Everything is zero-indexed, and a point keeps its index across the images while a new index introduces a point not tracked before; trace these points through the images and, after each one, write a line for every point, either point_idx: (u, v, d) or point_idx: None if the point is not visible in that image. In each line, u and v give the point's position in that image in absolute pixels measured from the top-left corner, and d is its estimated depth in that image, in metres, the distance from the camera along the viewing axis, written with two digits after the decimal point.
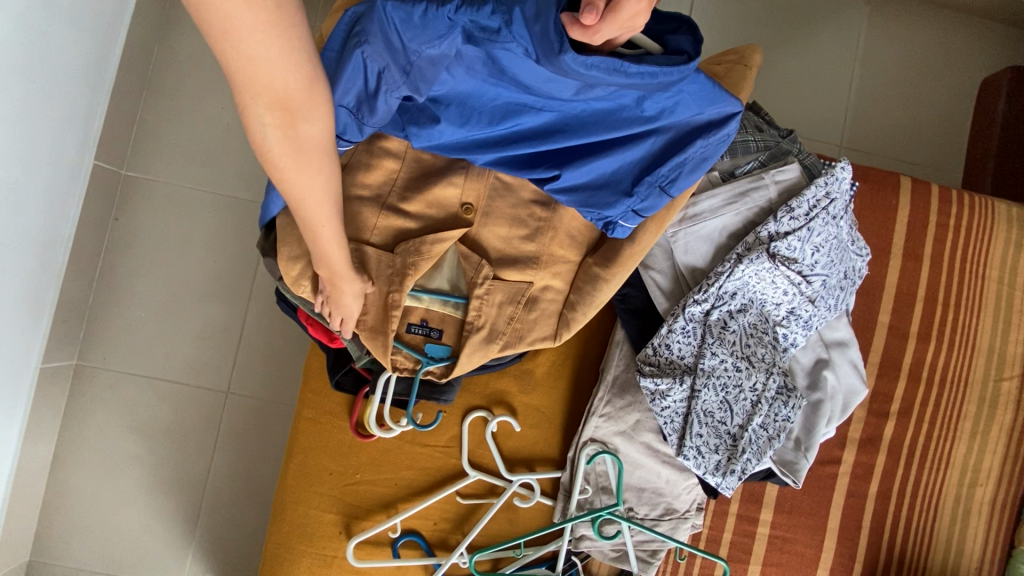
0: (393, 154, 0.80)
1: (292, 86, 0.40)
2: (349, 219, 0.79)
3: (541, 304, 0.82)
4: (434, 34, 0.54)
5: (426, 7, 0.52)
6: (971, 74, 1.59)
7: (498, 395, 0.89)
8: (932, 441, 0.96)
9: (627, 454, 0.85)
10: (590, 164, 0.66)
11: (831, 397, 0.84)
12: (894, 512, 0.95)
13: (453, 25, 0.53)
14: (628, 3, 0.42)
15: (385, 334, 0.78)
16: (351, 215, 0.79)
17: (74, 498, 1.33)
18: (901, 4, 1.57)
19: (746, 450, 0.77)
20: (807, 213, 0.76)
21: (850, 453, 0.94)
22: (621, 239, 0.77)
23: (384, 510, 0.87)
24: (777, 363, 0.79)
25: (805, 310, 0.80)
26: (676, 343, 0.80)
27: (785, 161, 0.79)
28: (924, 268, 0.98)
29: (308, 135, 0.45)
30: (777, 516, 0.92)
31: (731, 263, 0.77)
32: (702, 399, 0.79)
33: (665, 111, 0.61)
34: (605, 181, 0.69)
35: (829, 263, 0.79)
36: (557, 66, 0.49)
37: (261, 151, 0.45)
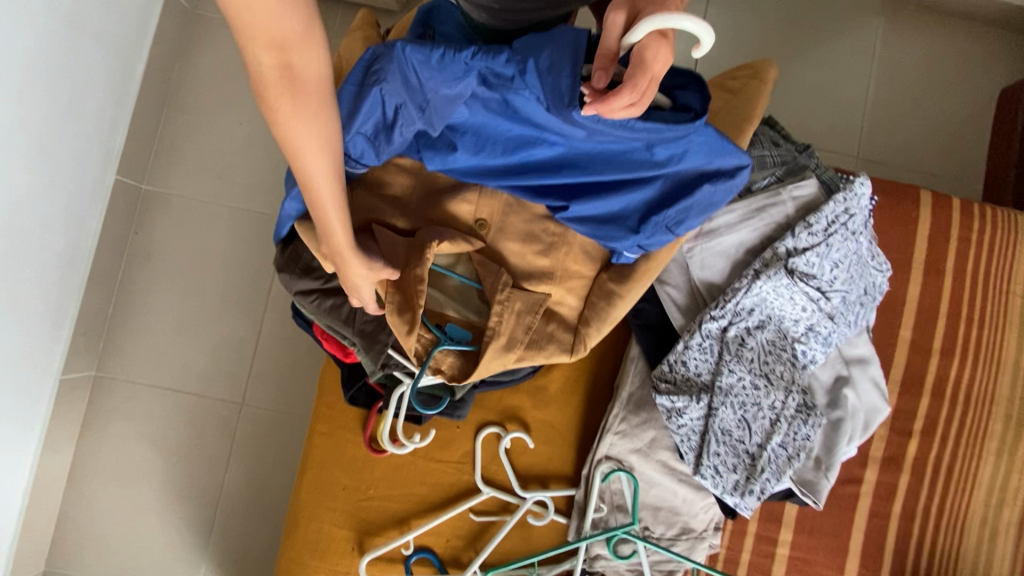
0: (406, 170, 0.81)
1: (291, 26, 0.41)
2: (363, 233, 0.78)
3: (557, 318, 0.82)
4: (450, 76, 0.56)
5: (443, 52, 0.54)
6: (991, 84, 1.57)
7: (511, 411, 0.89)
8: (958, 460, 0.94)
9: (642, 472, 0.84)
10: (597, 199, 0.67)
11: (851, 415, 0.82)
12: (919, 533, 0.92)
13: (469, 70, 0.55)
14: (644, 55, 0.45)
15: (413, 310, 0.73)
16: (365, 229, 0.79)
17: (90, 509, 1.34)
18: (917, 14, 1.56)
19: (765, 469, 0.76)
20: (826, 229, 0.75)
21: (872, 472, 0.92)
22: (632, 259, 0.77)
23: (397, 526, 0.86)
24: (796, 381, 0.77)
25: (824, 327, 0.79)
26: (692, 359, 0.79)
27: (803, 176, 0.78)
28: (946, 282, 0.96)
29: (305, 71, 0.45)
30: (797, 536, 0.90)
31: (748, 279, 0.76)
32: (720, 417, 0.78)
33: (674, 157, 0.61)
34: (611, 216, 0.69)
35: (849, 278, 0.78)
36: (567, 116, 0.53)
37: (259, 96, 0.45)
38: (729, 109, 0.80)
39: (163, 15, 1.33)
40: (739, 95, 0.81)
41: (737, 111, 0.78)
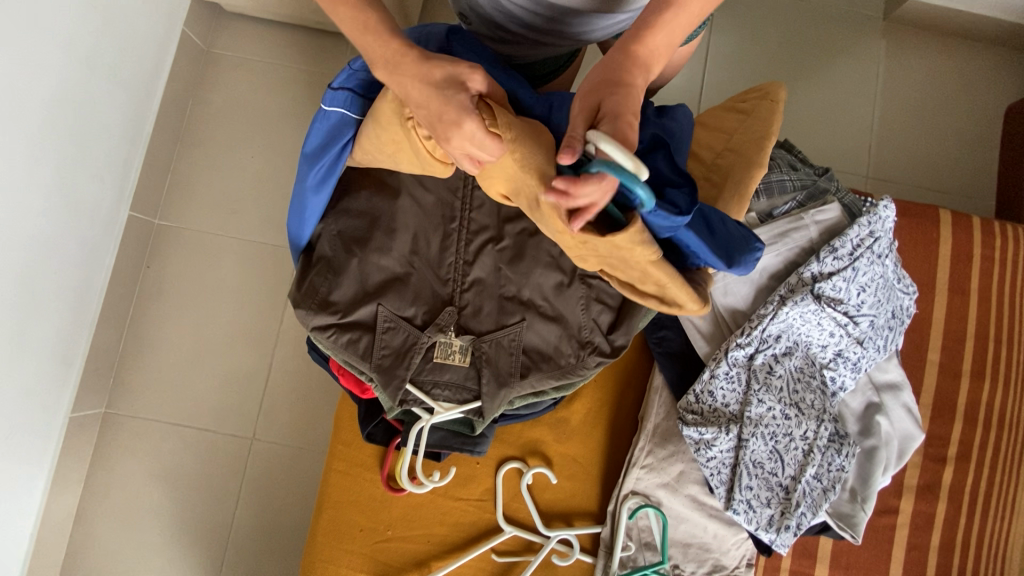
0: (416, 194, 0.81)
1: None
2: (371, 247, 0.79)
3: (560, 358, 0.81)
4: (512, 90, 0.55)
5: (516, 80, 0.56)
6: (995, 101, 1.57)
7: (532, 445, 0.86)
8: (996, 487, 0.90)
9: (671, 507, 0.81)
10: None
11: (885, 443, 0.79)
12: (960, 565, 0.88)
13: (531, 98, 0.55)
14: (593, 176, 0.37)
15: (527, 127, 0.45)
16: (373, 243, 0.79)
17: (98, 551, 1.30)
18: (917, 35, 1.58)
19: (800, 504, 0.73)
20: (851, 252, 0.73)
21: (908, 502, 0.88)
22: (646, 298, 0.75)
23: (418, 569, 0.83)
24: (827, 410, 0.75)
25: (853, 352, 0.77)
26: (719, 389, 0.77)
27: (824, 200, 0.77)
28: (972, 302, 0.94)
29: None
30: (833, 572, 0.86)
31: (774, 305, 0.74)
32: (750, 448, 0.75)
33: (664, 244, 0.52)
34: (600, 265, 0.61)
35: (876, 302, 0.76)
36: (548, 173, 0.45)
37: None
38: (744, 131, 0.80)
39: (177, 55, 1.35)
40: (752, 116, 0.82)
41: (752, 131, 0.79)
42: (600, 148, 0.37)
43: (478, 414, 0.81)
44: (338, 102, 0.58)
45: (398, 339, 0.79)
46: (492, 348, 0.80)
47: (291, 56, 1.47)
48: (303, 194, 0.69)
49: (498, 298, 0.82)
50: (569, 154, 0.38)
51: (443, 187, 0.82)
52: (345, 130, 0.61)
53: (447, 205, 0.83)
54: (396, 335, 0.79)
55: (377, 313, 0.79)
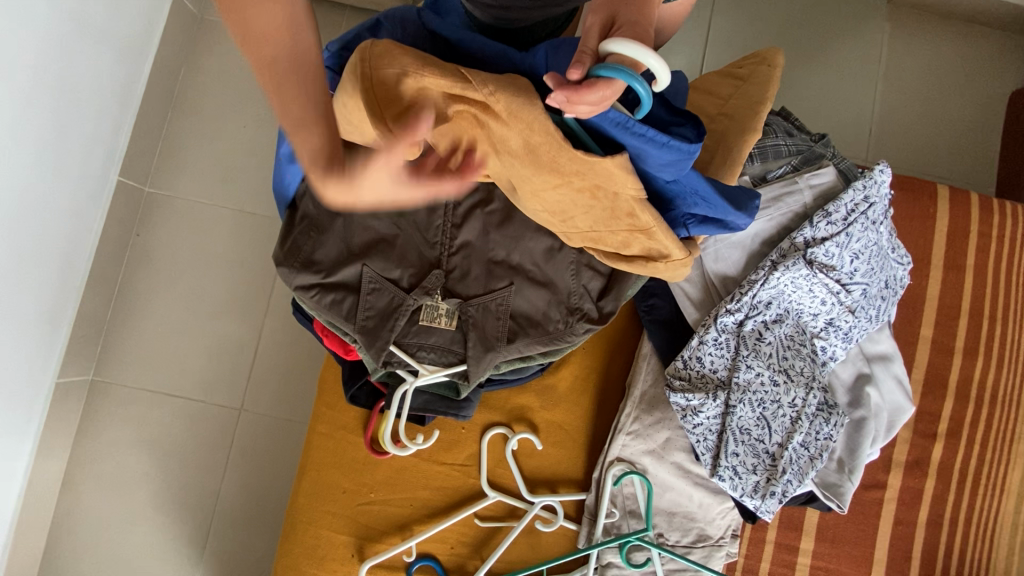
0: None
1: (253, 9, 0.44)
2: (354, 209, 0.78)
3: (549, 322, 0.80)
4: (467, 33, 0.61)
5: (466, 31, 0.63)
6: (998, 86, 1.55)
7: (518, 411, 0.85)
8: (985, 464, 0.89)
9: (656, 475, 0.80)
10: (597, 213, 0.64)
11: (875, 414, 0.78)
12: (947, 542, 0.87)
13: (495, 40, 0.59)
14: (595, 79, 0.44)
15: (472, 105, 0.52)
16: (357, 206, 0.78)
17: (83, 518, 1.30)
18: (920, 19, 1.56)
19: (786, 471, 0.72)
20: (845, 218, 0.71)
21: (896, 476, 0.88)
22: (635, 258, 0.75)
23: (400, 532, 0.82)
24: (817, 378, 0.74)
25: (844, 321, 0.76)
26: (707, 355, 0.76)
27: (820, 164, 0.76)
28: (967, 279, 0.92)
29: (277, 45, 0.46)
30: (819, 545, 0.86)
31: (765, 271, 0.73)
32: (738, 415, 0.74)
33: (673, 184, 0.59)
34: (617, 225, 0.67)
35: (869, 271, 0.75)
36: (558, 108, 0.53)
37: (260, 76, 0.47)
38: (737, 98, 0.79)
39: (170, 19, 1.33)
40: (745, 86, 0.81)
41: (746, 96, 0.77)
42: (611, 50, 0.45)
43: (463, 378, 0.79)
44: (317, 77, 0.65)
45: (382, 301, 0.78)
46: (478, 312, 0.79)
47: None
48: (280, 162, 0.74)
49: (487, 262, 0.81)
50: (578, 67, 0.46)
51: None
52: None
53: None
54: (380, 297, 0.78)
55: (361, 274, 0.78)
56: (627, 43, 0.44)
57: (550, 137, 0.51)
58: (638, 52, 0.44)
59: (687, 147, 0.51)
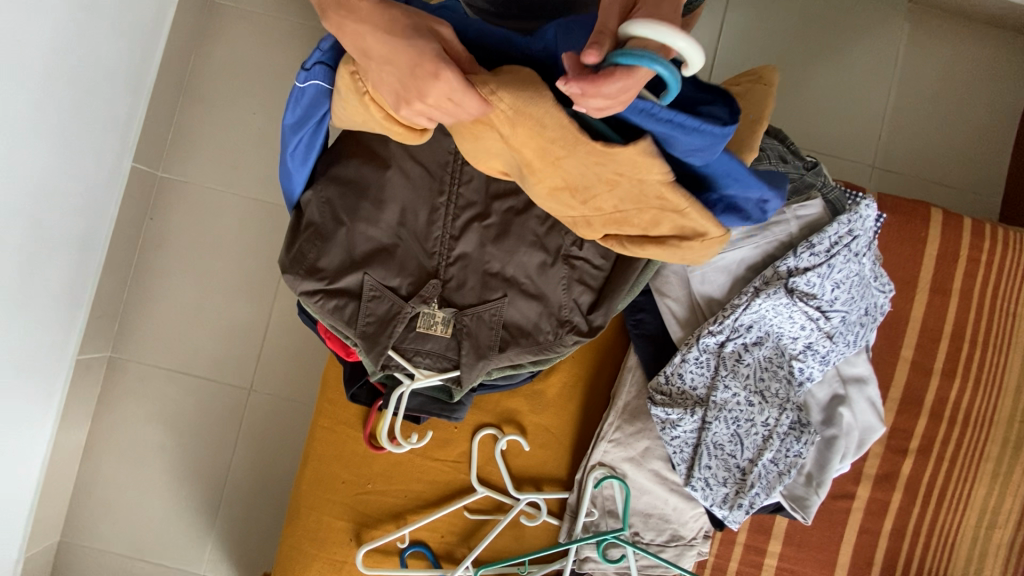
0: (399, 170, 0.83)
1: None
2: (356, 222, 0.82)
3: (540, 333, 0.84)
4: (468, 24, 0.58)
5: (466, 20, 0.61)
6: (1015, 93, 1.53)
7: (508, 414, 0.90)
8: (953, 480, 0.94)
9: (635, 479, 0.85)
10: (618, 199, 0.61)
11: (846, 434, 0.83)
12: (908, 551, 0.92)
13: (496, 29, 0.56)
14: (616, 68, 0.41)
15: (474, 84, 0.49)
16: (359, 219, 0.82)
17: (104, 484, 1.39)
18: (940, 21, 1.52)
19: (755, 485, 0.77)
20: (828, 249, 0.73)
21: (865, 488, 0.92)
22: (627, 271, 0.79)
23: (395, 520, 0.89)
24: (790, 399, 0.78)
25: (822, 346, 0.79)
26: (688, 372, 0.80)
27: (807, 195, 0.78)
28: (952, 303, 0.95)
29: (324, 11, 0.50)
30: (786, 548, 0.91)
31: (748, 296, 0.76)
32: (713, 431, 0.78)
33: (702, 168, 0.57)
34: None
35: (849, 299, 0.77)
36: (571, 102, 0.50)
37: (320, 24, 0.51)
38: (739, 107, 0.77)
39: (180, 5, 1.34)
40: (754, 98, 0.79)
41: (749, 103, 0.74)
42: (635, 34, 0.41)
43: (457, 382, 0.84)
44: (313, 77, 0.63)
45: (383, 308, 0.83)
46: (473, 321, 0.83)
47: (294, 12, 1.45)
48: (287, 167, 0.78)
49: (482, 274, 0.84)
50: (595, 51, 0.41)
51: (432, 160, 0.84)
52: (322, 101, 0.66)
53: (436, 179, 0.84)
54: (381, 304, 0.83)
55: (362, 282, 0.82)
56: (653, 25, 0.41)
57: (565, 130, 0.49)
58: (669, 36, 0.40)
59: (719, 128, 0.49)
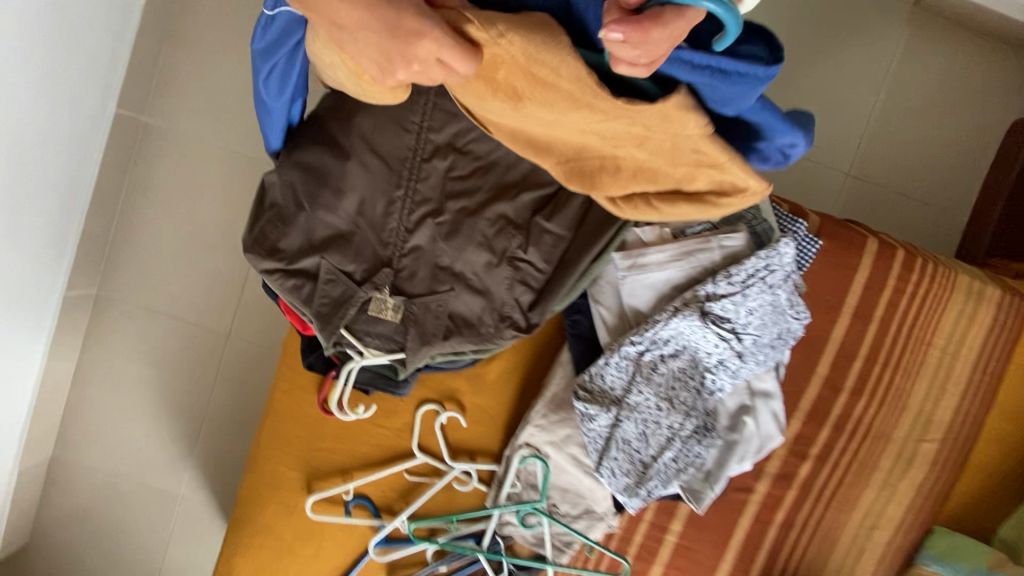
0: (359, 161, 0.88)
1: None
2: (316, 207, 0.88)
3: (480, 326, 0.91)
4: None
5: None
6: (1000, 113, 1.52)
7: (450, 392, 1.00)
8: (844, 485, 1.04)
9: (555, 461, 0.95)
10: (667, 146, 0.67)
11: (746, 440, 0.92)
12: (794, 541, 1.04)
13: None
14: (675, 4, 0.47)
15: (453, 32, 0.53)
16: (318, 203, 0.88)
17: (92, 409, 1.51)
18: (939, 30, 1.50)
19: (653, 478, 0.87)
20: (744, 280, 0.80)
21: (763, 484, 1.03)
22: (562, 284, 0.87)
23: (341, 475, 1.00)
24: (696, 407, 0.87)
25: (732, 363, 0.87)
26: (609, 375, 0.88)
27: (736, 226, 0.83)
28: (871, 328, 1.01)
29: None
30: (685, 528, 1.04)
31: (667, 314, 0.83)
32: (623, 428, 0.88)
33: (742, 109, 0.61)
34: None
35: (761, 325, 0.85)
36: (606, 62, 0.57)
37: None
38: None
39: None
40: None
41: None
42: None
43: (401, 363, 0.92)
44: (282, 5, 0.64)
45: (337, 290, 0.89)
46: (420, 310, 0.90)
47: None
48: (264, 99, 0.79)
49: (432, 267, 0.90)
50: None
51: (391, 154, 0.88)
52: (293, 29, 0.67)
53: (395, 173, 0.89)
54: (335, 287, 0.89)
55: (319, 266, 0.89)
56: None
57: (581, 81, 0.55)
58: None
59: (763, 70, 0.54)
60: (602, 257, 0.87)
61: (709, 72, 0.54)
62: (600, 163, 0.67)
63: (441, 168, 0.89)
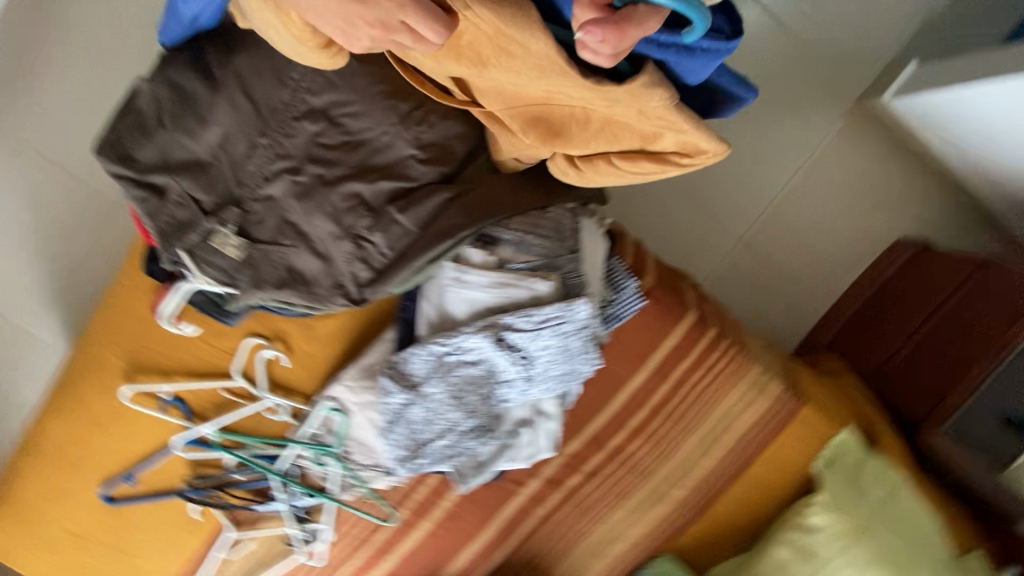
0: (230, 101, 0.90)
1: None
2: (178, 131, 0.91)
3: (313, 287, 0.97)
4: None
5: None
6: (890, 225, 1.64)
7: (279, 332, 1.07)
8: (601, 501, 1.21)
9: (355, 418, 1.06)
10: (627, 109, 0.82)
11: (518, 446, 1.06)
12: (545, 532, 1.22)
13: None
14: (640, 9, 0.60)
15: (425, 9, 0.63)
16: (180, 129, 0.91)
17: None
18: (865, 133, 1.58)
19: (425, 456, 1.00)
20: (541, 322, 0.91)
21: (534, 482, 1.19)
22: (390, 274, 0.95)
23: (160, 374, 1.08)
24: (479, 411, 0.99)
25: (520, 384, 0.98)
26: (413, 363, 0.98)
27: (549, 274, 0.93)
28: (664, 384, 1.16)
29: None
30: (458, 500, 1.19)
31: (471, 330, 0.93)
32: (412, 410, 0.98)
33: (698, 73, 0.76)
34: None
35: (550, 361, 0.96)
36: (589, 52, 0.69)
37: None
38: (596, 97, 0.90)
39: None
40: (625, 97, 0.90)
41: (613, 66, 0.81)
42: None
43: (233, 296, 0.98)
44: None
45: (183, 214, 0.93)
46: (259, 256, 0.95)
47: None
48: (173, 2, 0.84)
49: (281, 220, 0.94)
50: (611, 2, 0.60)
51: (264, 103, 0.91)
52: None
53: (263, 122, 0.91)
54: (182, 211, 0.93)
55: (171, 185, 0.92)
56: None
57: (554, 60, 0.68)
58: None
59: (723, 45, 0.68)
60: (435, 260, 0.95)
61: (678, 52, 0.68)
62: (570, 111, 0.80)
63: (310, 131, 0.92)
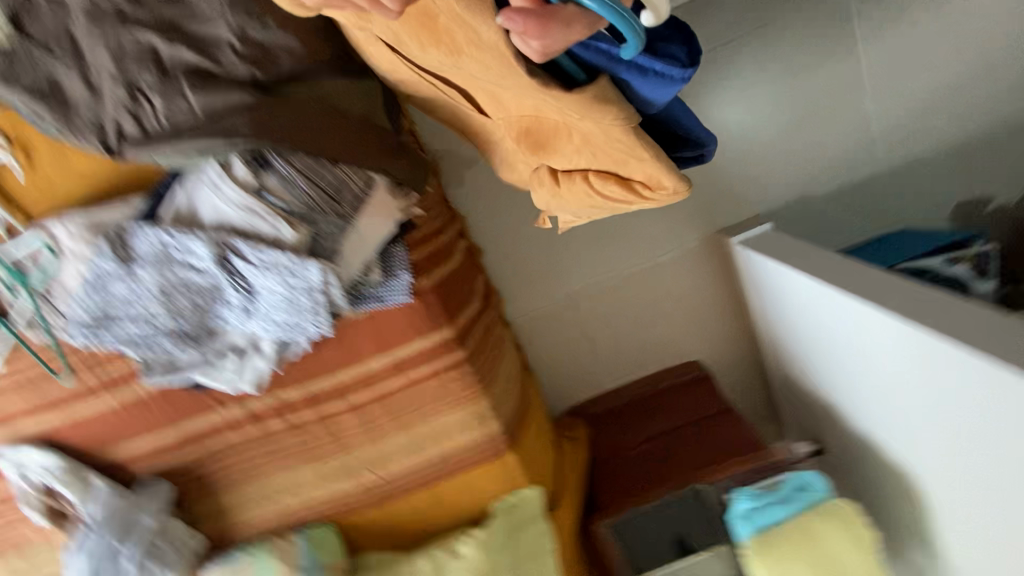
0: None
1: None
2: None
3: (68, 112, 0.88)
4: None
5: None
6: (693, 347, 1.80)
7: (22, 141, 0.96)
8: (296, 453, 1.24)
9: (63, 264, 0.99)
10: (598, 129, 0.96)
11: (218, 369, 1.05)
12: (231, 457, 1.23)
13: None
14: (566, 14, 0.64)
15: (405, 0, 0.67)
16: None
17: None
18: (710, 261, 1.72)
19: (110, 332, 0.97)
20: (270, 264, 0.92)
21: (237, 410, 1.19)
22: (153, 143, 0.90)
23: None
24: (186, 317, 0.98)
25: (236, 312, 0.98)
26: (138, 241, 0.94)
27: (301, 225, 0.94)
28: (397, 380, 1.19)
29: None
30: (153, 392, 1.16)
31: (202, 238, 0.92)
32: (115, 283, 0.95)
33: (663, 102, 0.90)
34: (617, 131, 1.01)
35: (270, 306, 0.96)
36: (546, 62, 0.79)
37: None
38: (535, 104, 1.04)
39: None
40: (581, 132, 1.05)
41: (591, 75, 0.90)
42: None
43: None
44: None
45: None
46: (19, 50, 0.84)
47: None
48: None
49: (59, 27, 0.85)
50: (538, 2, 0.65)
51: None
52: None
53: None
54: None
55: None
56: None
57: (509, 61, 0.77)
58: None
59: (678, 72, 0.79)
60: (203, 155, 0.92)
61: (636, 69, 0.80)
62: (557, 126, 0.94)
63: None
